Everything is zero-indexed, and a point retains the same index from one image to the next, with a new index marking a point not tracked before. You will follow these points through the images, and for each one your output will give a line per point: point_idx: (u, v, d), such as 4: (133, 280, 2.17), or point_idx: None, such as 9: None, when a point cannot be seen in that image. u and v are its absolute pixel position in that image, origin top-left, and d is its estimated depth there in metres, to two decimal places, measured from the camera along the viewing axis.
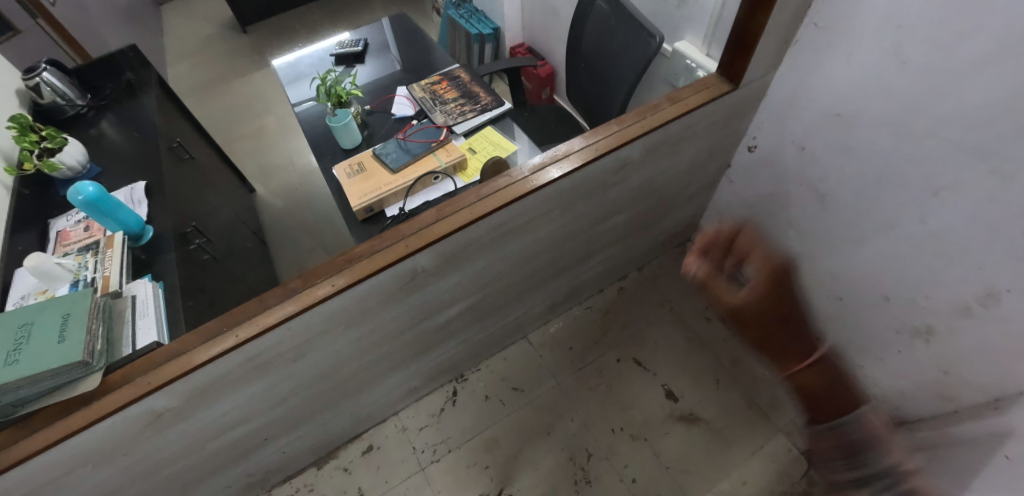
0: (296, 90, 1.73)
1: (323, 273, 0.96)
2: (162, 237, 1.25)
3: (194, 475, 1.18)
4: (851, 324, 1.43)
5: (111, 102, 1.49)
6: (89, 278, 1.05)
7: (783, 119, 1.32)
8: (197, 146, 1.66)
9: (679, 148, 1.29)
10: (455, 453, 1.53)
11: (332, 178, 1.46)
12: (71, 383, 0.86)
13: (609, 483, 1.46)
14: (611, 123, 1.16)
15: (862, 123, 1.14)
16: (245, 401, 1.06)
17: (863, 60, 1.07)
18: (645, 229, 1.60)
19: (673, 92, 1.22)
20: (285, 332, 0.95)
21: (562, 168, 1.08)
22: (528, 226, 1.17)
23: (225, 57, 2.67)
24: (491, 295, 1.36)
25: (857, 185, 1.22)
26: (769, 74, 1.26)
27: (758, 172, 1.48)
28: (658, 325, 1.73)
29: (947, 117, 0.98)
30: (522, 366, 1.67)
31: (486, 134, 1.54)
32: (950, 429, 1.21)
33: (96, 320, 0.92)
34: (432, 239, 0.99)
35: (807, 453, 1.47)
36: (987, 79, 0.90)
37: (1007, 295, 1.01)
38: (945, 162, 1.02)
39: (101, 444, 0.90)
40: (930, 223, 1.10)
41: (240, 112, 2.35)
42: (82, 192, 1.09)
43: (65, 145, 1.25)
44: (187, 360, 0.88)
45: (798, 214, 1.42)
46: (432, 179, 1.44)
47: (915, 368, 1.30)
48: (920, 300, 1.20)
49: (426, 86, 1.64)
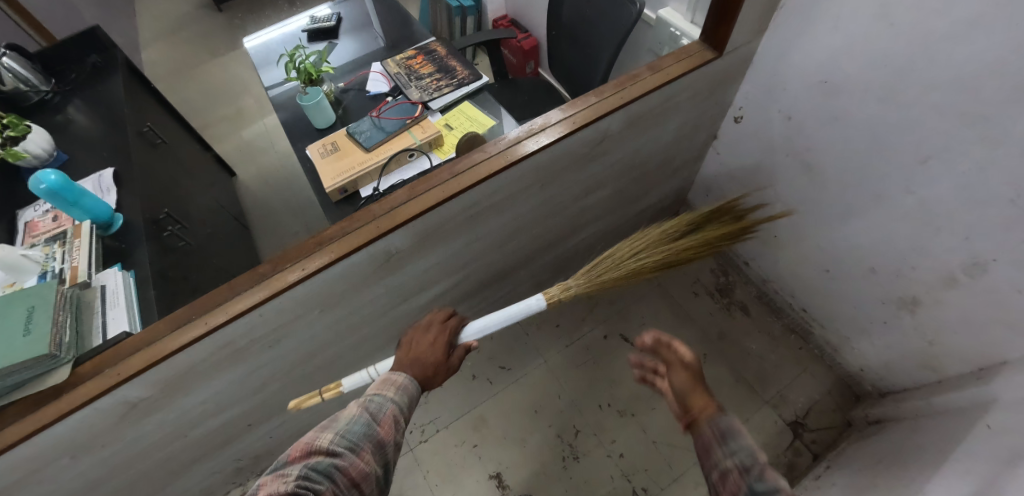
0: (271, 70, 1.69)
1: (292, 258, 0.94)
2: (132, 225, 1.23)
3: (180, 462, 1.18)
4: (837, 296, 1.42)
5: (76, 88, 1.45)
6: (57, 269, 1.02)
7: (769, 87, 1.28)
8: (171, 131, 1.63)
9: (661, 121, 1.25)
10: (443, 433, 1.53)
11: (306, 159, 1.43)
12: (40, 376, 0.84)
13: (596, 459, 1.47)
14: (589, 95, 1.12)
15: (849, 90, 1.10)
16: (222, 389, 1.05)
17: (850, 23, 1.02)
18: (630, 204, 1.57)
19: (654, 61, 1.17)
20: (256, 318, 0.94)
21: (538, 142, 1.04)
22: (505, 204, 1.14)
23: (200, 35, 2.59)
24: (471, 275, 1.34)
25: (844, 155, 1.19)
26: (755, 40, 1.21)
27: (744, 143, 1.45)
28: (645, 300, 1.72)
29: (936, 81, 0.94)
30: (508, 345, 1.67)
31: (463, 109, 1.50)
32: (935, 399, 1.21)
33: (62, 311, 0.91)
34: (403, 220, 0.97)
35: (794, 425, 1.48)
36: (978, 41, 0.86)
37: (994, 265, 1.01)
38: (933, 129, 0.99)
39: (76, 436, 0.90)
40: (917, 193, 1.08)
41: (218, 94, 2.30)
42: (43, 181, 1.06)
43: (29, 133, 1.23)
44: (158, 349, 0.87)
45: (784, 186, 1.39)
46: (407, 157, 1.41)
47: (901, 339, 1.29)
48: (906, 271, 1.19)
49: (401, 61, 1.59)
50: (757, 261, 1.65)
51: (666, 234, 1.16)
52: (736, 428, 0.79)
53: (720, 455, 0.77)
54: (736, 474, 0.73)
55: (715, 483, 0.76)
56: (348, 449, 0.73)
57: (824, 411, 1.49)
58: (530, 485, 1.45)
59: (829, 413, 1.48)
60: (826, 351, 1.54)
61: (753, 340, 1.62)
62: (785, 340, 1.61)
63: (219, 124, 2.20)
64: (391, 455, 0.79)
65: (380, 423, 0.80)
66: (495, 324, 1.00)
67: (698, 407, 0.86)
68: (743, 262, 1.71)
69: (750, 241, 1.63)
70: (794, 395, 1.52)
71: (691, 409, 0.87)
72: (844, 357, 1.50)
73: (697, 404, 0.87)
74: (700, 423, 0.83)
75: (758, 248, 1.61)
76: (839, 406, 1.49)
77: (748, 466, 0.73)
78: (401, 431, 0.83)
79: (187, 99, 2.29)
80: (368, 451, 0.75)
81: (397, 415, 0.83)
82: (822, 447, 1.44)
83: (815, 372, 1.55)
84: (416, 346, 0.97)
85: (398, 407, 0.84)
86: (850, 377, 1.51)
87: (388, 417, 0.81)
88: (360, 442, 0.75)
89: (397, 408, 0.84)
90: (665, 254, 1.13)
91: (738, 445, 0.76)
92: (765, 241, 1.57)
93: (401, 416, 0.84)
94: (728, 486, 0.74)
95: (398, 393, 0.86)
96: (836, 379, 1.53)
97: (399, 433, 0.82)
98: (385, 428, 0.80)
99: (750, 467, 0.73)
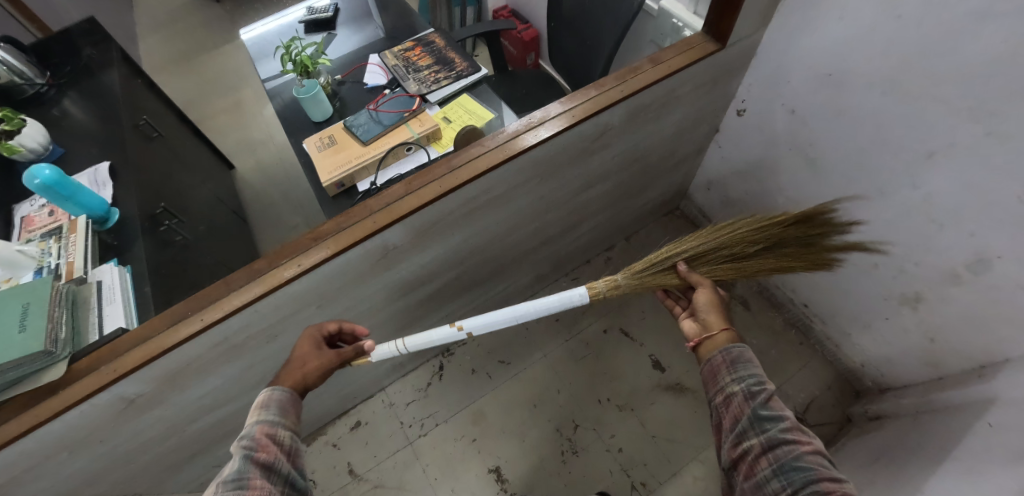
0: (267, 62, 1.67)
1: (288, 253, 0.93)
2: (129, 219, 1.22)
3: (180, 456, 1.19)
4: (837, 291, 1.41)
5: (71, 80, 1.44)
6: (53, 265, 1.04)
7: (772, 80, 1.26)
8: (167, 123, 1.61)
9: (662, 114, 1.24)
10: (442, 427, 1.54)
11: (303, 152, 1.42)
12: (37, 372, 0.84)
13: (595, 453, 1.47)
14: (589, 88, 1.10)
15: (854, 82, 1.08)
16: (220, 385, 1.05)
17: (857, 14, 1.00)
18: (630, 198, 1.56)
19: (656, 53, 1.15)
20: (252, 314, 0.93)
21: (537, 136, 1.03)
22: (504, 198, 1.13)
23: (198, 26, 2.57)
24: (470, 270, 1.33)
25: (848, 150, 1.17)
26: (759, 31, 1.19)
27: (747, 137, 1.43)
28: (645, 295, 1.71)
29: (942, 74, 0.93)
30: (508, 339, 1.67)
31: (462, 102, 1.49)
32: (935, 396, 1.20)
33: (58, 307, 0.90)
34: (400, 215, 0.96)
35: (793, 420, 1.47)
36: (986, 34, 0.84)
37: (998, 262, 0.99)
38: (939, 122, 0.97)
39: (73, 433, 0.90)
40: (921, 188, 1.06)
41: (217, 86, 2.29)
42: (38, 176, 1.06)
43: (23, 127, 1.22)
44: (153, 346, 0.86)
45: (787, 180, 1.37)
46: (405, 150, 1.39)
47: (903, 335, 1.28)
48: (909, 267, 1.17)
49: (399, 53, 1.58)
50: None
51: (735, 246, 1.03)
52: (747, 357, 0.87)
53: (728, 380, 0.85)
54: (742, 398, 0.82)
55: (718, 404, 0.85)
56: (236, 488, 0.69)
57: (824, 406, 1.49)
58: (529, 478, 1.45)
59: (829, 409, 1.48)
60: (826, 346, 1.54)
61: (753, 335, 1.61)
62: (785, 335, 1.61)
63: (218, 117, 2.18)
64: (286, 470, 0.76)
65: (258, 449, 0.75)
66: (530, 313, 0.97)
67: (715, 327, 0.92)
68: None
69: None
70: (794, 391, 1.51)
71: (708, 327, 0.93)
72: (845, 353, 1.49)
73: (715, 323, 0.92)
74: (714, 347, 0.90)
75: None
76: (840, 402, 1.49)
77: (753, 393, 0.81)
78: (289, 444, 0.79)
79: (185, 91, 2.27)
80: (256, 476, 0.71)
81: (272, 430, 0.79)
82: (822, 442, 1.44)
83: (815, 367, 1.54)
84: (287, 371, 0.90)
85: (272, 424, 0.79)
86: (850, 373, 1.50)
87: (261, 440, 0.76)
88: (246, 472, 0.71)
89: (269, 424, 0.79)
90: (723, 272, 1.03)
91: (745, 372, 0.84)
92: None
93: (280, 429, 0.80)
94: (732, 408, 0.82)
95: (264, 412, 0.81)
96: (837, 374, 1.53)
97: (283, 444, 0.79)
98: (265, 450, 0.75)
99: (756, 394, 0.81)
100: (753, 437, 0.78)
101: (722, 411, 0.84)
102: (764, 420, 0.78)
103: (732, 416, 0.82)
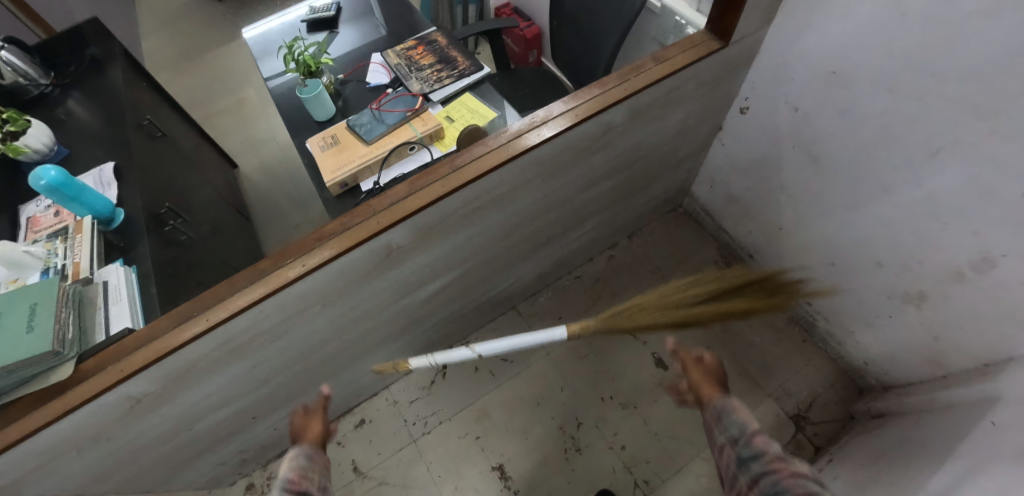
0: (270, 61, 1.67)
1: (293, 253, 0.94)
2: (134, 220, 1.23)
3: (185, 454, 1.20)
4: (840, 289, 1.41)
5: (75, 80, 1.45)
6: (59, 265, 1.04)
7: (776, 77, 1.25)
8: (171, 123, 1.62)
9: (665, 112, 1.23)
10: (445, 425, 1.54)
11: (306, 152, 1.42)
12: (45, 372, 0.85)
13: (598, 450, 1.48)
14: (592, 86, 1.10)
15: (858, 80, 1.07)
16: (225, 383, 1.06)
17: (861, 13, 0.99)
18: (633, 196, 1.56)
19: (659, 51, 1.14)
20: (257, 314, 0.93)
21: (540, 135, 1.03)
22: (507, 197, 1.13)
23: (200, 24, 2.57)
24: (474, 269, 1.33)
25: (853, 148, 1.17)
26: (763, 29, 1.18)
27: (750, 135, 1.42)
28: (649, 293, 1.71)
29: (947, 72, 0.92)
30: (511, 338, 1.67)
31: (464, 101, 1.49)
32: (938, 394, 1.20)
33: (65, 307, 0.91)
34: (403, 215, 0.96)
35: (796, 418, 1.48)
36: (992, 31, 0.84)
37: (1003, 260, 0.99)
38: (944, 121, 0.97)
39: (81, 432, 0.90)
40: (926, 187, 1.06)
41: (220, 85, 2.29)
42: (44, 177, 1.06)
43: (28, 127, 1.22)
44: (160, 346, 0.87)
45: (790, 178, 1.37)
46: (408, 150, 1.39)
47: (906, 334, 1.28)
48: (913, 266, 1.17)
49: (401, 52, 1.58)
50: (762, 254, 1.64)
51: (687, 290, 1.09)
52: (732, 409, 0.92)
53: (718, 435, 0.90)
54: (728, 447, 0.86)
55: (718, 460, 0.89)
56: None
57: (827, 404, 1.49)
58: (532, 476, 1.46)
59: (832, 407, 1.48)
60: (829, 344, 1.54)
61: (756, 333, 1.62)
62: (788, 333, 1.61)
63: (221, 116, 2.19)
64: None
65: (291, 484, 0.79)
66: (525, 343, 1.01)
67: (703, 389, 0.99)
68: (747, 255, 1.70)
69: (755, 234, 1.62)
70: (797, 388, 1.52)
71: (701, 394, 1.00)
72: (847, 350, 1.49)
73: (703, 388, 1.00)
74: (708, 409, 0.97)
75: (763, 240, 1.60)
76: (843, 399, 1.49)
77: (737, 439, 0.86)
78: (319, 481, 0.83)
79: (188, 90, 2.28)
80: None
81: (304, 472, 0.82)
82: (825, 439, 1.44)
83: (819, 365, 1.55)
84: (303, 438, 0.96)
85: (300, 468, 0.83)
86: (853, 370, 1.50)
87: (293, 479, 0.80)
88: None
89: (300, 469, 0.83)
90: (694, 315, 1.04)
91: (730, 423, 0.90)
92: (769, 233, 1.56)
93: (309, 471, 0.83)
94: (724, 459, 0.87)
95: (294, 460, 0.85)
96: (840, 372, 1.53)
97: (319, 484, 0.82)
98: (297, 484, 0.79)
99: (737, 439, 0.86)
100: (742, 478, 0.81)
101: (722, 466, 0.88)
102: (747, 460, 0.82)
103: (726, 467, 0.86)
